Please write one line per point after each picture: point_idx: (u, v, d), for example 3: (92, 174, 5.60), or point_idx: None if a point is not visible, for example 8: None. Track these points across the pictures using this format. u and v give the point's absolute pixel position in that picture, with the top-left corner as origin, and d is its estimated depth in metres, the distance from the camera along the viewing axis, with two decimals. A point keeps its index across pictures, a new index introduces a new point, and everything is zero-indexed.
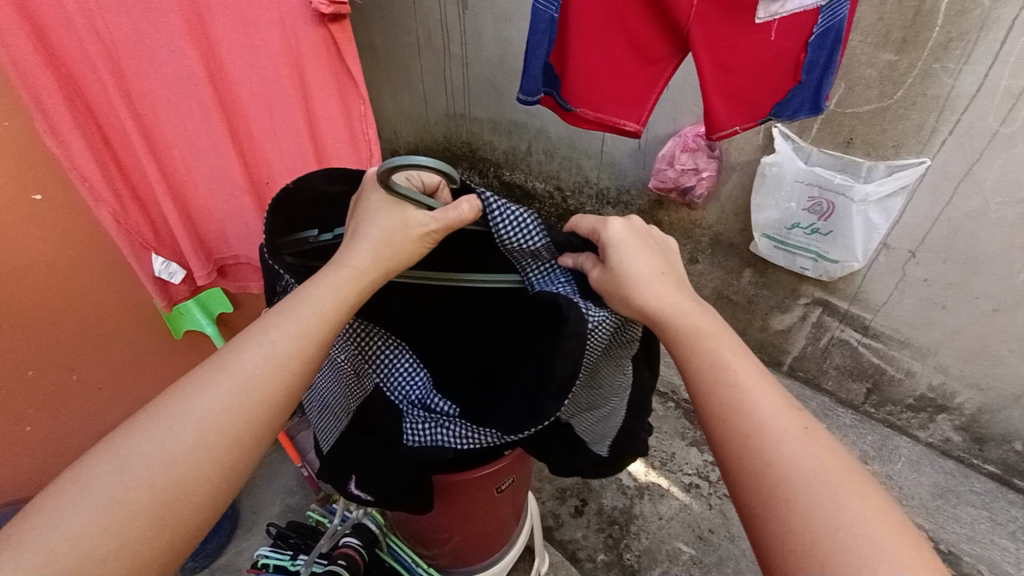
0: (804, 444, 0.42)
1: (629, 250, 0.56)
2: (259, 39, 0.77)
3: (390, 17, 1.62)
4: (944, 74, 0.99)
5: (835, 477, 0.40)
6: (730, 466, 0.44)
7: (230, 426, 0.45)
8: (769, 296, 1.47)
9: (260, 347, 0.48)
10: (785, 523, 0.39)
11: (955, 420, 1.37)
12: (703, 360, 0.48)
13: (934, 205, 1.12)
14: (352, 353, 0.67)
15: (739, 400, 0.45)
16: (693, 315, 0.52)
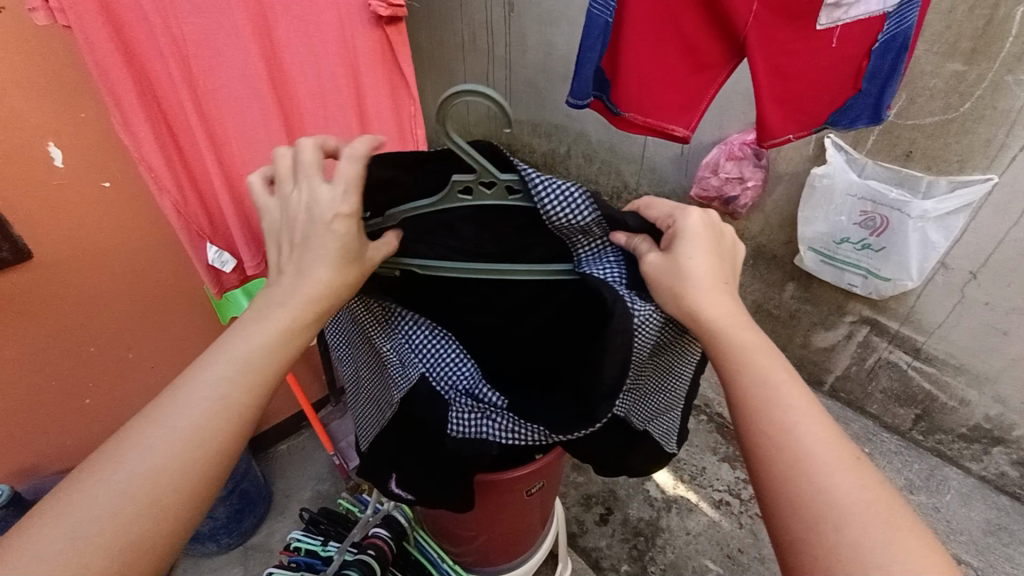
0: (848, 473, 0.39)
1: (698, 246, 0.50)
2: (318, 40, 0.81)
3: (438, 19, 1.65)
4: (1016, 87, 0.93)
5: (879, 509, 0.38)
6: (764, 488, 0.42)
7: (188, 485, 0.41)
8: (813, 311, 1.41)
9: (209, 389, 0.43)
10: (829, 555, 0.37)
11: (1012, 454, 1.28)
12: (752, 379, 0.45)
13: (1000, 224, 1.05)
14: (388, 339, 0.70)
15: (784, 422, 0.42)
16: (746, 328, 0.47)
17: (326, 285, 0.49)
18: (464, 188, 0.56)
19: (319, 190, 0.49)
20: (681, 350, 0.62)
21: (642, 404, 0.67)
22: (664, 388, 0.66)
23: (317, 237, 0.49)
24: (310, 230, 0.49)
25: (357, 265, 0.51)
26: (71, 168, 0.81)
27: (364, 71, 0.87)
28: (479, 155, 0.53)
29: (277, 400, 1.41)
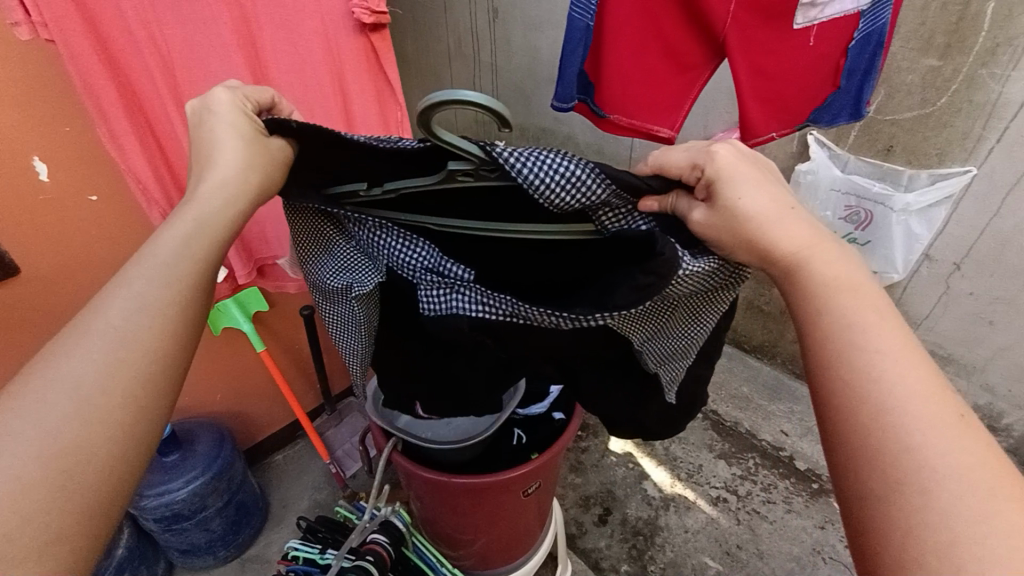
0: (947, 432, 0.36)
1: (754, 183, 0.46)
2: (303, 50, 0.81)
3: (423, 27, 1.66)
4: (991, 79, 0.95)
5: (982, 473, 0.34)
6: (838, 439, 0.39)
7: (119, 386, 0.38)
8: None
9: (126, 299, 0.41)
10: (905, 512, 0.34)
11: (1003, 442, 1.30)
12: (839, 320, 0.42)
13: (981, 214, 1.07)
14: (339, 255, 0.60)
15: (874, 369, 0.39)
16: (833, 261, 0.45)
17: (233, 167, 0.48)
18: (464, 174, 0.47)
19: (214, 106, 0.51)
20: (710, 298, 0.54)
21: (660, 341, 0.57)
22: (686, 334, 0.57)
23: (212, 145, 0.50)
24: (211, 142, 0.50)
25: (253, 142, 0.49)
26: (58, 180, 0.81)
27: (350, 77, 0.88)
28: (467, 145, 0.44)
29: (270, 411, 1.40)
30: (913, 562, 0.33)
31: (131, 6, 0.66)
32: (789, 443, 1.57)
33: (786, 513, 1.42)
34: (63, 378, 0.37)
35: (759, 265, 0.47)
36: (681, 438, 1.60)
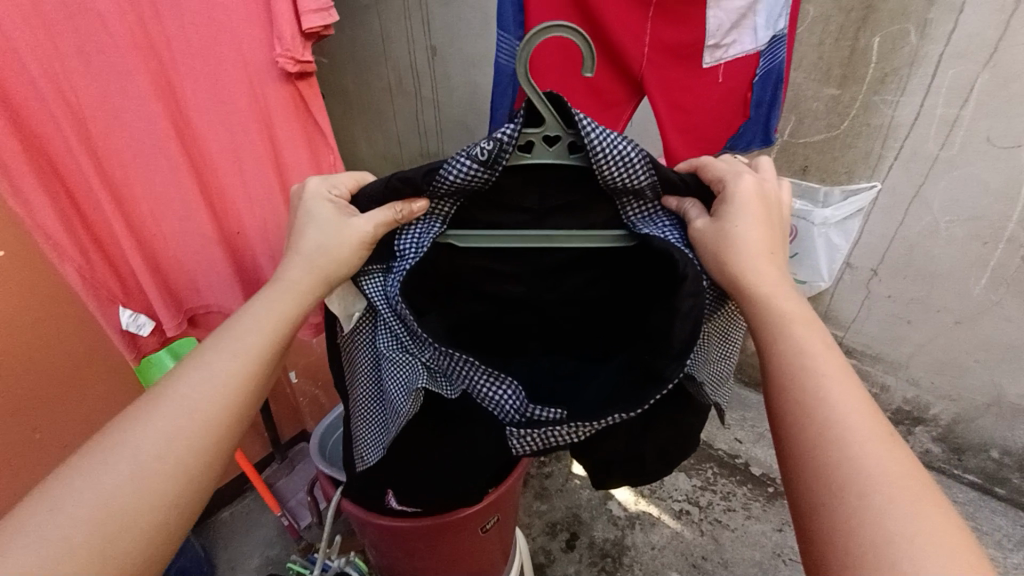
0: (879, 446, 0.42)
1: (751, 214, 0.56)
2: (227, 98, 0.80)
3: (362, 65, 1.67)
4: (883, 105, 1.05)
5: (907, 480, 0.40)
6: (794, 454, 0.45)
7: (176, 453, 0.47)
8: None
9: (201, 373, 0.52)
10: (846, 513, 0.40)
11: (932, 432, 1.40)
12: (794, 347, 0.49)
13: (888, 225, 1.18)
14: (402, 367, 0.65)
15: (819, 389, 0.46)
16: (786, 299, 0.53)
17: (314, 249, 0.60)
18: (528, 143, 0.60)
19: (356, 223, 0.60)
20: (731, 318, 0.64)
21: (708, 366, 0.63)
22: (724, 352, 0.65)
23: (338, 242, 0.60)
24: (320, 243, 0.60)
25: (333, 229, 0.60)
26: None
27: (279, 124, 0.87)
28: (549, 105, 0.57)
29: None
30: (853, 559, 0.38)
31: (32, 57, 0.64)
32: (743, 450, 1.62)
33: (745, 519, 1.46)
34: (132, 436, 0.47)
35: (732, 287, 0.55)
36: None
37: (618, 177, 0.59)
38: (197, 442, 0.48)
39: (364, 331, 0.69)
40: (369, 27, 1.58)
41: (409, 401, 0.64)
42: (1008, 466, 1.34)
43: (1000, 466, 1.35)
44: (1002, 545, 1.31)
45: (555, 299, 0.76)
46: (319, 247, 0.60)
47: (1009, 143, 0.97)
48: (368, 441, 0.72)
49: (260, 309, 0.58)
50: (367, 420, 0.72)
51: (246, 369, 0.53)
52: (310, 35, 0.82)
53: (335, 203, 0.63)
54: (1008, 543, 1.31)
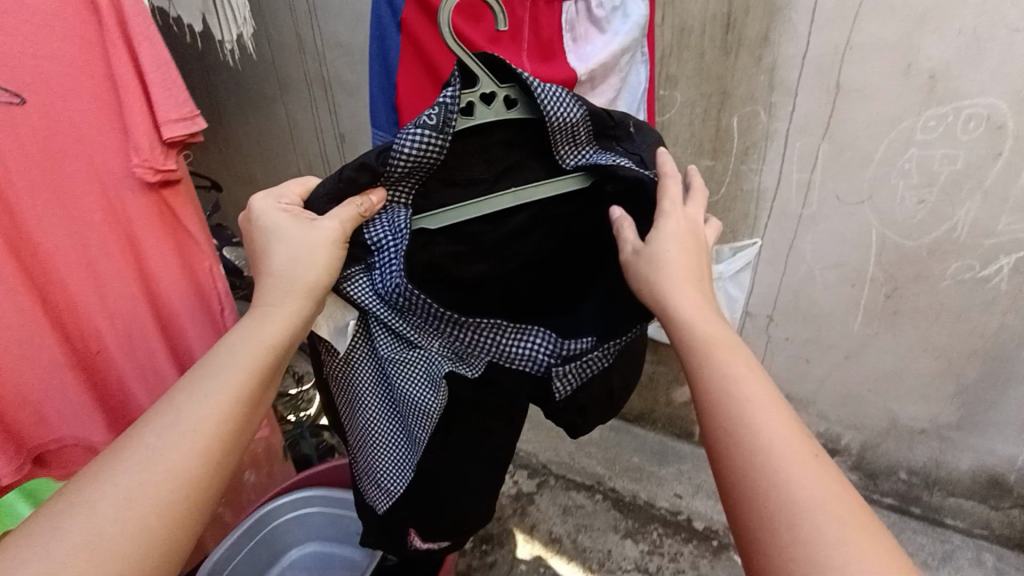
0: (803, 467, 0.51)
1: (673, 240, 0.67)
2: (80, 218, 0.81)
3: (269, 155, 1.65)
4: (752, 173, 1.18)
5: (826, 495, 0.50)
6: (733, 480, 0.54)
7: (146, 508, 0.51)
8: (665, 371, 1.70)
9: (175, 419, 0.56)
10: (779, 531, 0.49)
11: (848, 462, 1.47)
12: (721, 377, 0.58)
13: (775, 274, 1.29)
14: (410, 361, 0.75)
15: (750, 422, 0.54)
16: (710, 325, 0.62)
17: (291, 257, 0.64)
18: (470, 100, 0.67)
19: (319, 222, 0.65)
20: None
21: None
22: None
23: (308, 247, 0.64)
24: (294, 256, 0.64)
25: (301, 235, 0.65)
26: None
27: (144, 235, 0.88)
28: (475, 61, 0.65)
29: None
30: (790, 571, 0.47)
31: None
32: (684, 505, 1.62)
33: None
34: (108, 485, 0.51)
35: (659, 308, 0.65)
36: (587, 525, 1.59)
37: (564, 118, 0.67)
38: (168, 487, 0.52)
39: (359, 345, 0.76)
40: (276, 119, 1.58)
41: (435, 392, 0.73)
42: (917, 486, 1.43)
43: (911, 486, 1.44)
44: (927, 565, 1.38)
45: (515, 286, 0.85)
46: (292, 261, 0.64)
47: (854, 199, 1.12)
48: (386, 437, 0.79)
49: (235, 345, 0.62)
50: (381, 433, 0.78)
51: (219, 411, 0.57)
52: (174, 142, 0.84)
53: (293, 212, 0.68)
54: (931, 561, 1.38)
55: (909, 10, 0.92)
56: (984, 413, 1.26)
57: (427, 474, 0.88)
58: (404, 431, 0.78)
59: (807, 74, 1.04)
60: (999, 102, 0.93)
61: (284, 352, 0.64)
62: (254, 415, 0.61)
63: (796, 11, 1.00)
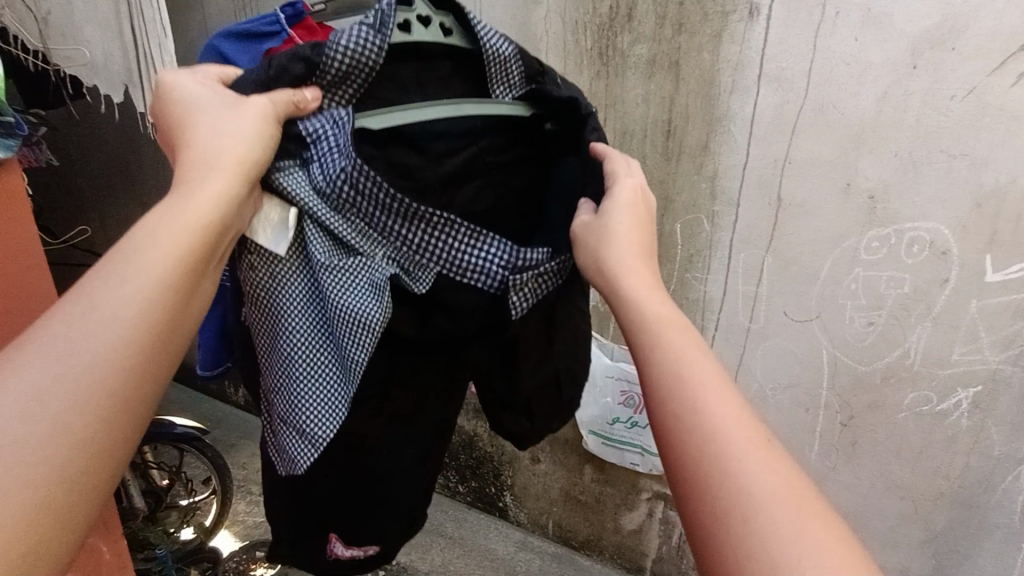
0: (757, 456, 0.41)
1: (626, 213, 0.59)
2: None
3: None
4: (696, 281, 1.12)
5: (785, 493, 0.39)
6: (677, 473, 0.43)
7: (68, 410, 0.37)
8: (614, 493, 1.49)
9: (85, 319, 0.40)
10: (730, 537, 0.38)
11: None
12: (672, 354, 0.47)
13: None
14: (346, 268, 0.57)
15: (698, 402, 0.44)
16: (658, 304, 0.52)
17: (215, 134, 0.50)
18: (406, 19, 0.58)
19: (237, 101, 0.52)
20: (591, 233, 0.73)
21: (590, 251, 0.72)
22: None
23: (236, 124, 0.51)
24: (218, 129, 0.51)
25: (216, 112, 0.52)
26: None
27: None
28: None
29: None
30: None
31: None
32: None
33: None
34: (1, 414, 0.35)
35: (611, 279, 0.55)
36: None
37: (503, 49, 0.61)
38: (93, 407, 0.37)
39: (293, 259, 0.58)
40: None
41: (380, 304, 0.57)
42: None
43: None
44: None
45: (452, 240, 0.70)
46: (217, 135, 0.51)
47: (803, 317, 1.05)
48: (311, 374, 0.58)
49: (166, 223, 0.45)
50: (308, 377, 0.59)
51: (149, 306, 0.42)
52: None
53: (211, 87, 0.55)
54: None
55: (845, 130, 0.91)
56: (960, 570, 1.10)
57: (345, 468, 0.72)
58: (338, 369, 0.59)
59: (748, 184, 1.01)
60: (942, 227, 0.90)
61: (221, 237, 0.48)
62: (191, 319, 0.45)
63: (735, 122, 0.98)
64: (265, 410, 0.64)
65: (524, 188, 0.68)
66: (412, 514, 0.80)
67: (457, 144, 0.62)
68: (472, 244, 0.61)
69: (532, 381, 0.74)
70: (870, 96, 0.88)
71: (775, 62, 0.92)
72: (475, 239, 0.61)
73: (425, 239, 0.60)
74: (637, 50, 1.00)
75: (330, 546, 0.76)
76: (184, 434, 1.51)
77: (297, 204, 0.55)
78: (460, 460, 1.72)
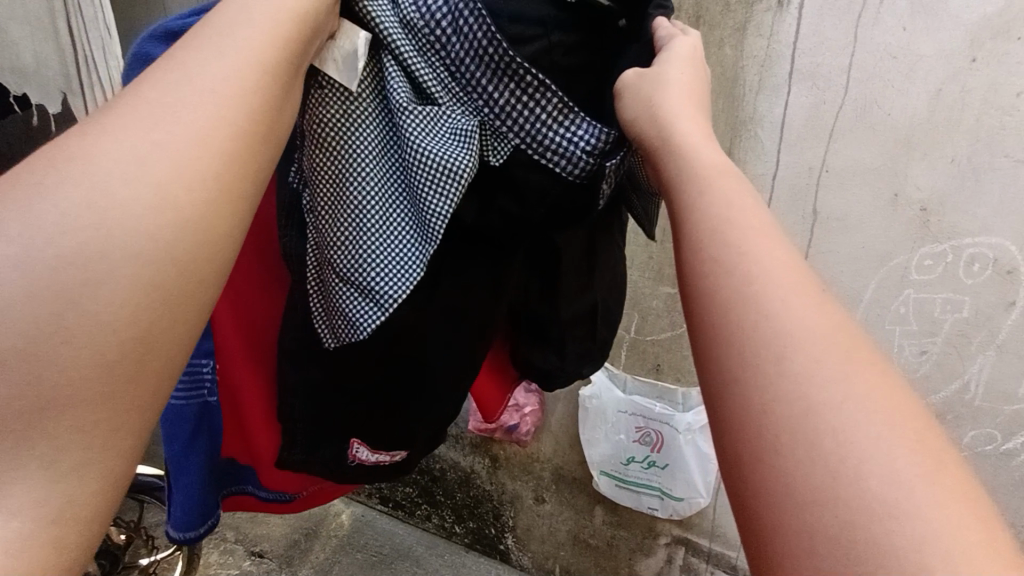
0: (800, 300, 0.31)
1: (674, 64, 0.46)
2: None
3: None
4: None
5: (827, 339, 0.29)
6: (698, 322, 0.32)
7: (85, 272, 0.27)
8: (628, 537, 1.35)
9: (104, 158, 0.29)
10: (759, 385, 0.29)
11: None
12: (718, 201, 0.36)
13: None
14: (429, 117, 0.49)
15: (742, 243, 0.33)
16: (710, 151, 0.40)
17: None
18: None
19: None
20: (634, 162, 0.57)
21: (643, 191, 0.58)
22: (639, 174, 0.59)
23: None
24: None
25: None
26: None
27: None
28: None
29: None
30: (766, 445, 0.27)
31: None
32: None
33: None
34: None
35: (639, 135, 0.44)
36: None
37: None
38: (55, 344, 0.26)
39: (366, 99, 0.49)
40: None
41: (463, 156, 0.48)
42: None
43: None
44: None
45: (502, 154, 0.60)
46: None
47: None
48: (375, 243, 0.49)
49: (211, 67, 0.34)
50: (378, 230, 0.49)
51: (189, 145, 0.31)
52: None
53: None
54: None
55: (892, 133, 0.79)
56: None
57: (340, 422, 0.60)
58: (409, 230, 0.50)
59: (777, 198, 0.89)
60: (1007, 242, 0.78)
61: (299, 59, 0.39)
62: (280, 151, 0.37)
63: (762, 126, 0.87)
64: (312, 275, 0.51)
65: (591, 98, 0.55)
66: (442, 432, 0.68)
67: (527, 32, 0.51)
68: (560, 120, 0.51)
69: (569, 314, 0.66)
70: (922, 94, 0.76)
71: (808, 58, 0.81)
72: (564, 114, 0.51)
73: (512, 101, 0.50)
74: None
75: (353, 458, 0.63)
76: (147, 484, 1.35)
77: (378, 34, 0.48)
78: (455, 499, 1.57)
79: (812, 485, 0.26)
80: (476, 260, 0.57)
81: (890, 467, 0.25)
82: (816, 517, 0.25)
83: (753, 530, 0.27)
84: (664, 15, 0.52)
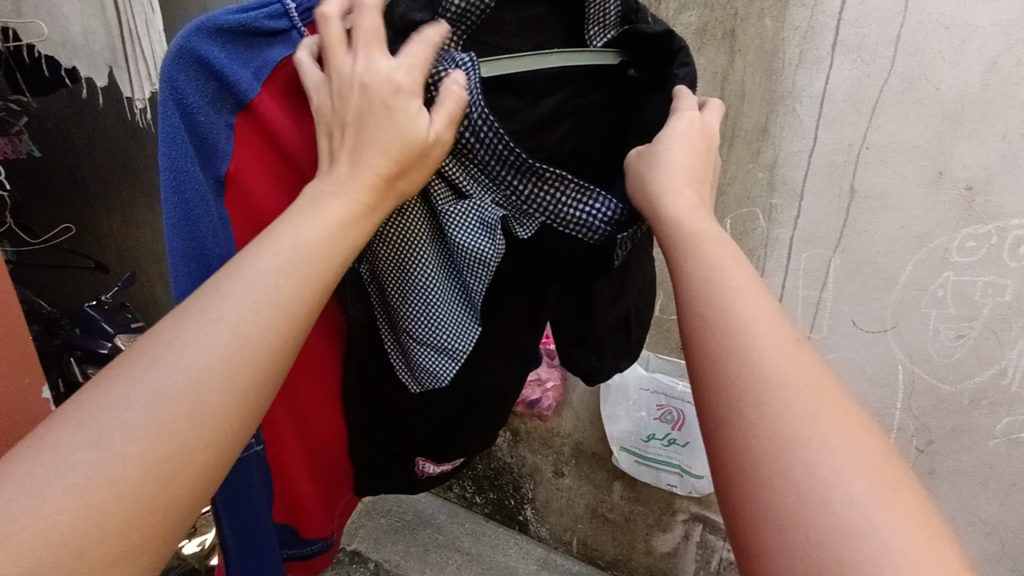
0: (786, 355, 0.34)
1: (672, 137, 0.49)
2: None
3: None
4: None
5: (805, 386, 0.33)
6: (693, 367, 0.36)
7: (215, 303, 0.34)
8: (646, 513, 1.37)
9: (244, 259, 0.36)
10: (749, 423, 0.32)
11: None
12: (702, 268, 0.39)
13: None
14: (466, 212, 0.51)
15: (726, 299, 0.37)
16: (694, 218, 0.43)
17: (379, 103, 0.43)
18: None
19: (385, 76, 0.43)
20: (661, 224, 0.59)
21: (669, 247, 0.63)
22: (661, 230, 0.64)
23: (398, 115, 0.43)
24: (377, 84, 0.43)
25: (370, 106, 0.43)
26: None
27: None
28: None
29: None
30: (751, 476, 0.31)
31: None
32: None
33: None
34: (146, 380, 0.32)
35: (645, 204, 0.46)
36: None
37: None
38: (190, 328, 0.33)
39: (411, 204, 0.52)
40: None
41: (494, 244, 0.51)
42: None
43: None
44: None
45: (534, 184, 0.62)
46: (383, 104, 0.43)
47: (876, 327, 0.91)
48: (428, 322, 0.53)
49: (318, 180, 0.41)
50: (438, 315, 0.53)
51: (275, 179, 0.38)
52: None
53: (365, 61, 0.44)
54: None
55: (939, 110, 0.76)
56: None
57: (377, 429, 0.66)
58: (455, 308, 0.54)
59: (814, 175, 0.87)
60: None
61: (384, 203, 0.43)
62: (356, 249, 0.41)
63: (801, 101, 0.84)
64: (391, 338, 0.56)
65: (608, 134, 0.61)
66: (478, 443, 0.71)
67: (553, 85, 0.56)
68: (580, 198, 0.53)
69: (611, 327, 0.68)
70: (973, 67, 0.73)
71: (854, 29, 0.78)
72: (584, 193, 0.53)
73: (539, 191, 0.53)
74: (685, 17, 0.87)
75: (421, 473, 0.70)
76: None
77: None
78: (477, 470, 1.61)
79: (787, 511, 0.29)
80: (511, 314, 0.62)
81: (848, 493, 0.29)
82: (789, 533, 0.29)
83: (743, 547, 0.31)
84: (688, 74, 0.55)
